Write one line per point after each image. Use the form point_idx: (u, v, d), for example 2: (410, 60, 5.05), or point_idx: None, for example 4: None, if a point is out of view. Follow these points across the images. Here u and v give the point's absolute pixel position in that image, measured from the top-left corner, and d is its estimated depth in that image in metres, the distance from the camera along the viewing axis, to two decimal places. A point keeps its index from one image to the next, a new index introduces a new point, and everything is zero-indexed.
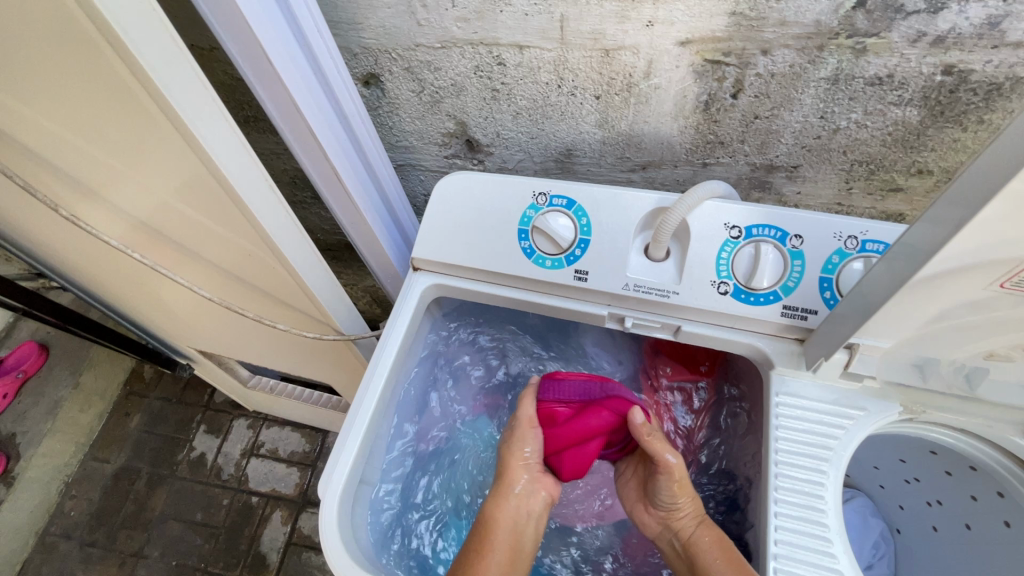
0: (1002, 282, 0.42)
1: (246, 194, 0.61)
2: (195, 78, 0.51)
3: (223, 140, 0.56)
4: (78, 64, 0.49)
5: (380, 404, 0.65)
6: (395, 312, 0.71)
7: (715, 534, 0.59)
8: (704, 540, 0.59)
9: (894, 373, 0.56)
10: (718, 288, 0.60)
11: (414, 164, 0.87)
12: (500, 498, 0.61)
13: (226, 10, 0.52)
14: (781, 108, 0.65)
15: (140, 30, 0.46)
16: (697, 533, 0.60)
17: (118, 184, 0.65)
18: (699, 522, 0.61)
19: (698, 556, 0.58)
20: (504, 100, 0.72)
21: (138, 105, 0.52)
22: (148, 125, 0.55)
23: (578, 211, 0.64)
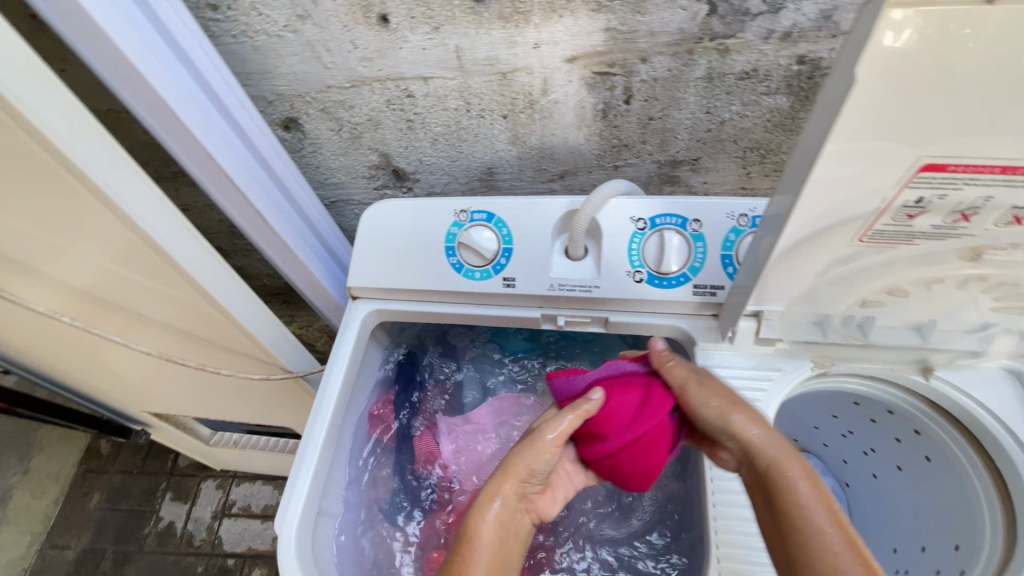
0: (860, 237, 0.49)
1: (169, 242, 0.61)
2: (101, 135, 0.53)
3: (138, 192, 0.57)
4: None
5: (330, 432, 0.67)
6: (339, 340, 0.73)
7: (801, 466, 0.50)
8: (794, 477, 0.49)
9: (798, 332, 0.61)
10: (634, 276, 0.65)
11: (346, 199, 0.90)
12: (482, 512, 0.57)
13: (128, 71, 0.54)
14: (671, 108, 0.71)
15: (35, 95, 0.47)
16: (778, 465, 0.50)
17: (34, 252, 0.65)
18: (782, 453, 0.51)
19: (785, 492, 0.49)
20: (419, 129, 0.76)
21: (45, 169, 0.53)
22: (58, 187, 0.55)
23: (498, 223, 0.68)
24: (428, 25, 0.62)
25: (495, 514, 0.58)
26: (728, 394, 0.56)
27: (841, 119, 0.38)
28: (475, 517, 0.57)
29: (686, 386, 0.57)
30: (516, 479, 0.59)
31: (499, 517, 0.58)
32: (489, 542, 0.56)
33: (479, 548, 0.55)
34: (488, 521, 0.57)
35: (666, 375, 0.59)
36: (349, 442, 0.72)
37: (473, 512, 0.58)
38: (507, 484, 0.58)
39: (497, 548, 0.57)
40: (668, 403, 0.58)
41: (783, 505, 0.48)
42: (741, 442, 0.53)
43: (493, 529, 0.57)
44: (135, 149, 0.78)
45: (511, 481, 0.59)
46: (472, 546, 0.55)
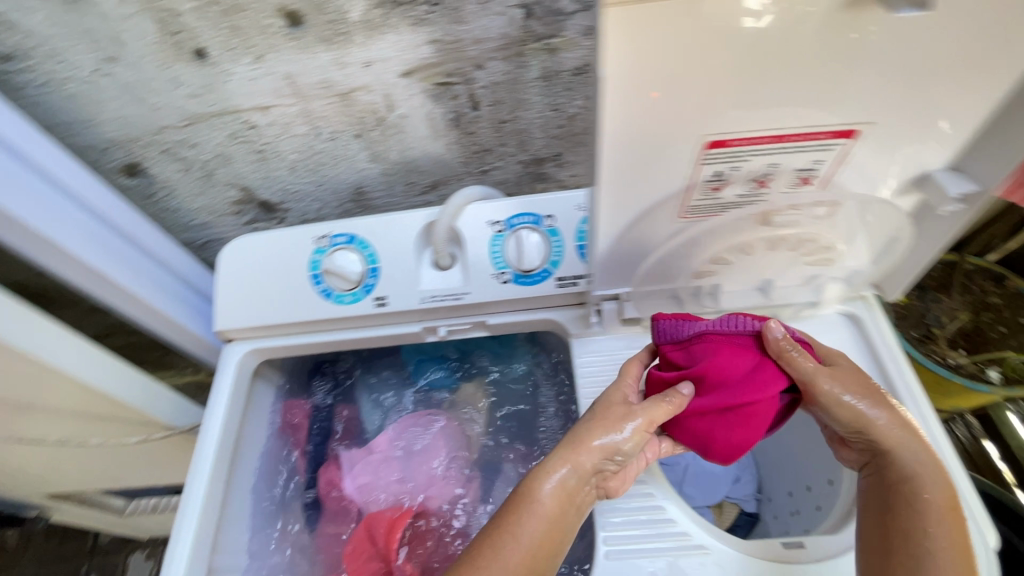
0: (682, 214, 0.52)
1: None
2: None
3: None
4: None
5: (212, 485, 0.64)
6: (215, 386, 0.70)
7: (942, 490, 0.49)
8: (931, 498, 0.49)
9: (660, 309, 0.64)
10: (500, 278, 0.66)
11: (218, 239, 0.87)
12: (551, 468, 0.53)
13: None
14: (519, 109, 0.73)
15: None
16: (916, 483, 0.49)
17: None
18: (921, 472, 0.50)
19: (914, 517, 0.48)
20: (273, 158, 0.74)
21: None
22: None
23: (360, 243, 0.68)
24: (250, 54, 0.60)
25: (557, 483, 0.52)
26: (878, 396, 0.53)
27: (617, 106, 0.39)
28: (537, 478, 0.52)
29: (814, 378, 0.52)
30: (590, 448, 0.53)
31: (568, 484, 0.52)
32: (550, 509, 0.52)
33: (536, 514, 0.51)
34: (549, 487, 0.52)
35: (789, 366, 0.53)
36: (238, 491, 0.70)
37: (531, 475, 0.53)
38: (582, 453, 0.53)
39: (557, 518, 0.52)
40: (778, 382, 0.53)
41: (908, 528, 0.48)
42: (882, 447, 0.52)
43: (557, 493, 0.52)
44: None
45: (589, 453, 0.52)
46: (525, 510, 0.51)
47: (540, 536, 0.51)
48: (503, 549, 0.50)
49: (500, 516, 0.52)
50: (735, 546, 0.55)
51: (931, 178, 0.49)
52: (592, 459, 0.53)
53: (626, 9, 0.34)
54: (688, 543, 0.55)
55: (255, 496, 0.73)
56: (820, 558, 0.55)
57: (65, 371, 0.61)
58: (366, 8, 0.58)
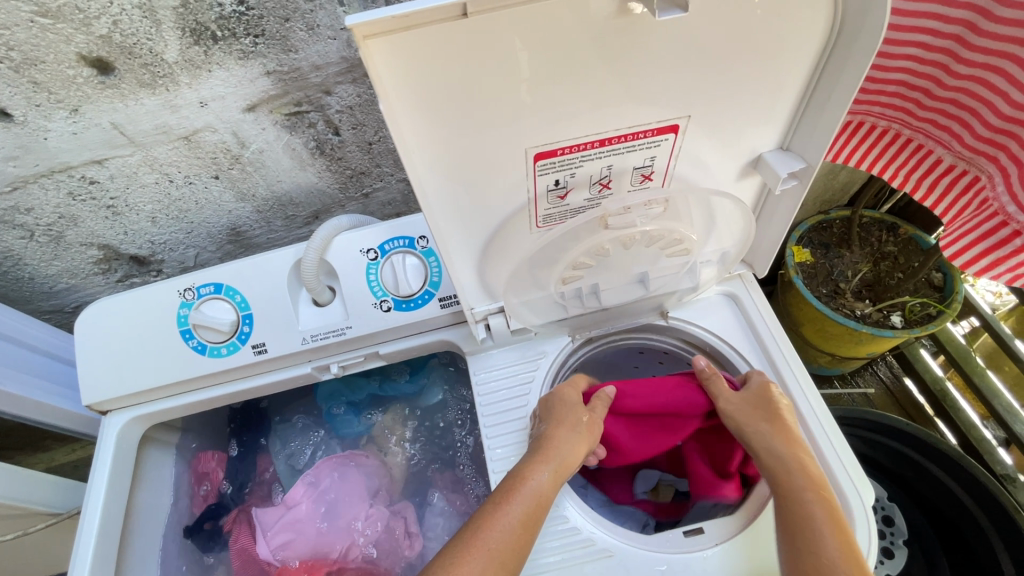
0: (536, 223, 0.51)
1: None
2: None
3: None
4: None
5: (98, 573, 0.60)
6: (94, 465, 0.65)
7: (814, 481, 0.52)
8: (803, 484, 0.52)
9: (547, 315, 0.64)
10: (382, 306, 0.64)
11: (90, 301, 0.81)
12: (541, 458, 0.56)
13: None
14: (384, 129, 0.71)
15: None
16: (788, 473, 0.53)
17: None
18: (787, 465, 0.53)
19: (797, 509, 0.50)
20: (128, 211, 0.69)
21: None
22: None
23: (229, 290, 0.64)
24: (63, 108, 0.56)
25: (540, 482, 0.54)
26: (765, 404, 0.57)
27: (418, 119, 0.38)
28: (534, 464, 0.55)
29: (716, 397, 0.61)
30: (568, 457, 0.57)
31: (558, 471, 0.56)
32: (537, 496, 0.54)
33: (523, 497, 0.53)
34: (543, 472, 0.55)
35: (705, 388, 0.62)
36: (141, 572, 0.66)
37: (523, 462, 0.56)
38: (564, 440, 0.58)
39: (546, 502, 0.54)
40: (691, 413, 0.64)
41: (791, 513, 0.51)
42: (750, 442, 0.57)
43: (550, 479, 0.55)
44: None
45: (548, 468, 0.55)
46: (516, 495, 0.53)
47: (531, 518, 0.52)
48: (501, 525, 0.51)
49: (490, 501, 0.53)
50: (637, 542, 0.56)
51: (764, 161, 0.51)
52: (569, 454, 0.57)
53: (388, 37, 0.34)
54: (592, 548, 0.55)
55: (164, 573, 0.69)
56: (718, 540, 0.56)
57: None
58: (182, 47, 0.54)
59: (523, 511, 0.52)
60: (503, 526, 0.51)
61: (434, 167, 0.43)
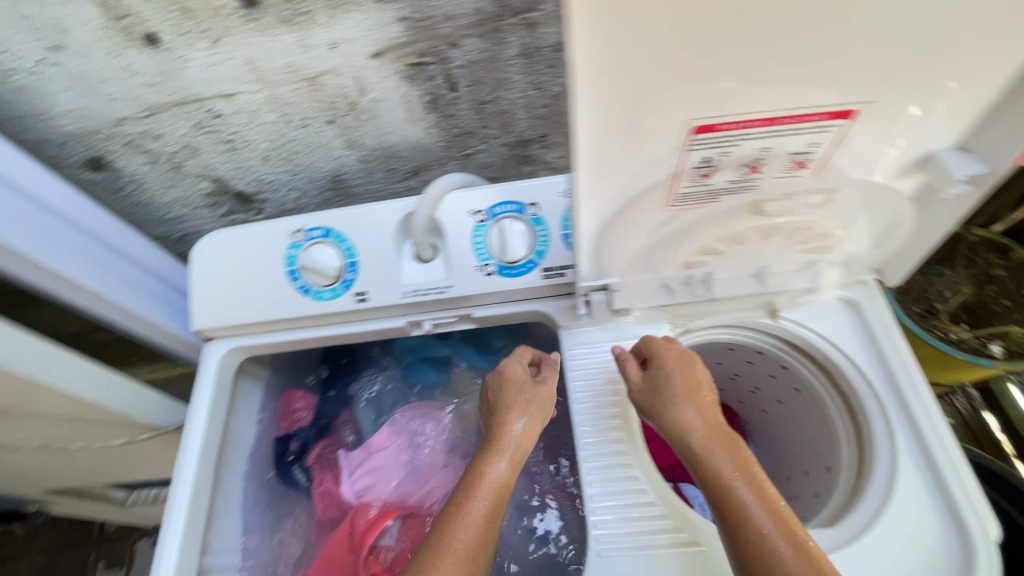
0: (670, 202, 0.49)
1: None
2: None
3: None
4: None
5: (197, 490, 0.63)
6: (196, 387, 0.68)
7: (738, 457, 0.52)
8: (725, 468, 0.51)
9: (650, 298, 0.62)
10: (483, 270, 0.63)
11: (194, 231, 0.84)
12: (495, 451, 0.56)
13: None
14: (499, 89, 0.69)
15: None
16: (712, 459, 0.52)
17: None
18: (706, 452, 0.53)
19: (722, 489, 0.50)
20: (244, 148, 0.71)
21: None
22: None
23: (337, 236, 0.65)
24: (205, 38, 0.57)
25: (501, 471, 0.54)
26: (683, 381, 0.57)
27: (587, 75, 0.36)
28: (491, 454, 0.56)
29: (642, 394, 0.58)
30: (521, 445, 0.57)
31: (513, 458, 0.56)
32: (498, 485, 0.54)
33: (485, 489, 0.53)
34: (500, 465, 0.55)
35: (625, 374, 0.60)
36: (233, 495, 0.70)
37: (477, 458, 0.56)
38: (515, 427, 0.58)
39: (507, 489, 0.55)
40: None
41: (719, 494, 0.50)
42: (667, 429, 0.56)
43: (507, 469, 0.55)
44: None
45: (502, 458, 0.55)
46: (478, 489, 0.53)
47: (493, 511, 0.53)
48: (465, 519, 0.51)
49: (453, 496, 0.53)
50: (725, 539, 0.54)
51: (934, 159, 0.46)
52: (523, 438, 0.58)
53: None
54: (679, 539, 0.54)
55: (249, 498, 0.72)
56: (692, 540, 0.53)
57: (39, 379, 0.59)
58: None
59: (478, 504, 0.52)
60: (468, 520, 0.51)
61: (590, 131, 0.41)
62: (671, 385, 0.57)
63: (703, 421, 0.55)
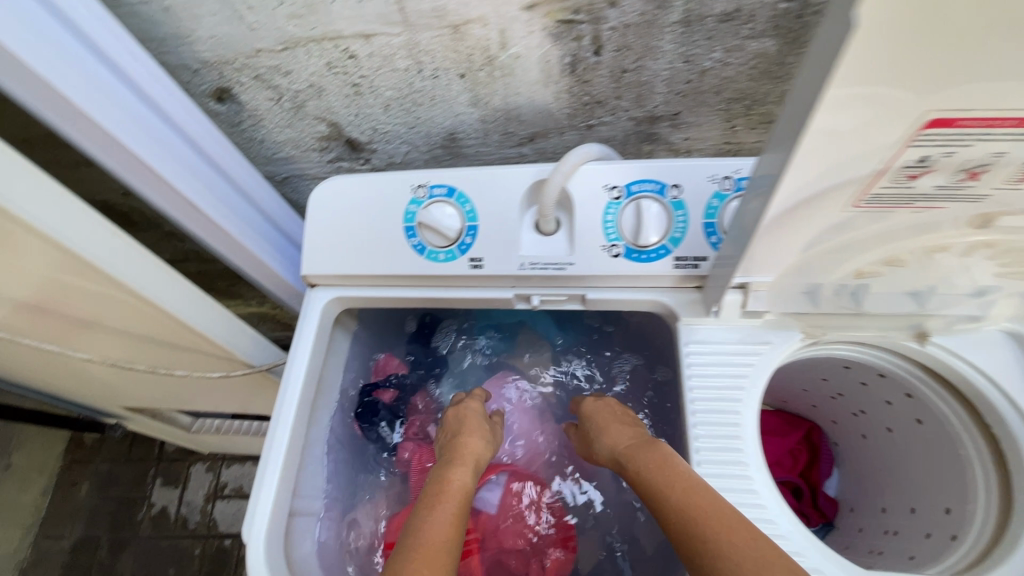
0: (856, 201, 0.43)
1: (96, 254, 0.57)
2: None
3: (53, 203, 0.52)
4: None
5: (294, 438, 0.63)
6: (298, 332, 0.67)
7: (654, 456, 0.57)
8: (666, 480, 0.53)
9: (788, 303, 0.57)
10: (610, 251, 0.60)
11: (299, 174, 0.83)
12: (457, 462, 0.60)
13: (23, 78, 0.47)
14: (645, 58, 0.64)
15: None
16: (648, 476, 0.55)
17: None
18: (643, 469, 0.56)
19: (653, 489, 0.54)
20: (368, 94, 0.68)
21: None
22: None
23: (460, 197, 0.62)
24: None
25: (460, 476, 0.58)
26: (603, 421, 0.66)
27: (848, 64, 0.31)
28: (453, 463, 0.60)
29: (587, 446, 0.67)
30: (473, 456, 0.62)
31: (471, 465, 0.61)
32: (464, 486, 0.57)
33: (449, 490, 0.56)
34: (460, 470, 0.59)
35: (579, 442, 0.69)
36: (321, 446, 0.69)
37: (438, 468, 0.60)
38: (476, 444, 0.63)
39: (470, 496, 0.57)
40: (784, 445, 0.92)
41: (662, 503, 0.52)
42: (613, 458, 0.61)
43: (468, 475, 0.59)
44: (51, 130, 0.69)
45: (466, 463, 0.61)
46: (446, 494, 0.55)
47: (461, 512, 0.55)
48: (431, 517, 0.53)
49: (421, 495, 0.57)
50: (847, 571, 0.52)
51: None
52: (481, 457, 0.63)
53: None
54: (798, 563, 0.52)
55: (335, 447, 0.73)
56: None
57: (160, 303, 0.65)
58: None
59: (448, 504, 0.54)
60: (435, 521, 0.52)
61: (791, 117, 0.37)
62: (598, 423, 0.66)
63: (629, 440, 0.61)
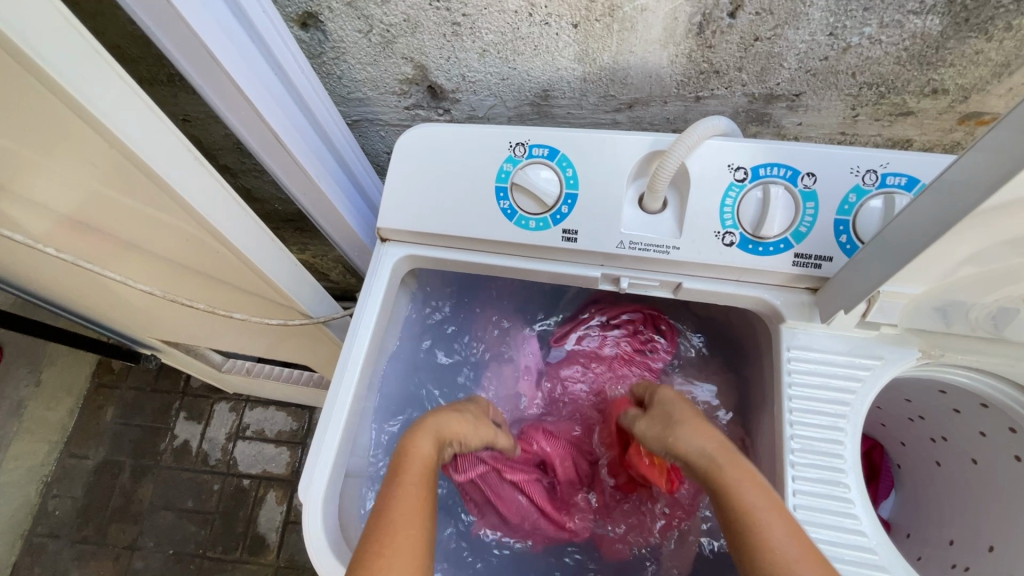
0: None
1: (176, 182, 0.53)
2: (57, 12, 0.40)
3: (143, 123, 0.49)
4: (21, 91, 0.44)
5: (356, 399, 0.59)
6: (366, 289, 0.62)
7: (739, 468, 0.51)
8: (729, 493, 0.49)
9: (916, 320, 0.51)
10: (723, 239, 0.54)
11: (372, 118, 0.77)
12: (419, 430, 0.55)
13: None
14: (785, 26, 0.56)
15: (27, 19, 0.39)
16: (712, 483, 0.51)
17: (37, 177, 0.55)
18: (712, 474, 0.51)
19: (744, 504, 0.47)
20: (467, 36, 0.62)
21: (55, 112, 0.46)
22: (70, 129, 0.48)
23: (562, 161, 0.57)
24: None
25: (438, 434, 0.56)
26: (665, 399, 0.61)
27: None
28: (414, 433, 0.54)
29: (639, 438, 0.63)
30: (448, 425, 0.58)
31: (433, 431, 0.55)
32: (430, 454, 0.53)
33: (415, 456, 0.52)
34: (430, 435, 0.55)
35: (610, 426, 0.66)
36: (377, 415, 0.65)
37: (406, 436, 0.55)
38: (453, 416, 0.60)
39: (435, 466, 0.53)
40: None
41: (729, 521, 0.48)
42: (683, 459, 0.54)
43: (430, 445, 0.54)
44: (121, 41, 0.64)
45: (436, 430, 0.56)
46: (409, 466, 0.51)
47: (424, 483, 0.50)
48: (398, 492, 0.48)
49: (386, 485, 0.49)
50: None
51: None
52: (453, 427, 0.58)
53: None
54: None
55: (390, 412, 0.68)
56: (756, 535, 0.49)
57: (232, 241, 0.62)
58: None
59: (409, 473, 0.50)
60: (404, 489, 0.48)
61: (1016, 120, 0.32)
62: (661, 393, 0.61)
63: (704, 437, 0.54)
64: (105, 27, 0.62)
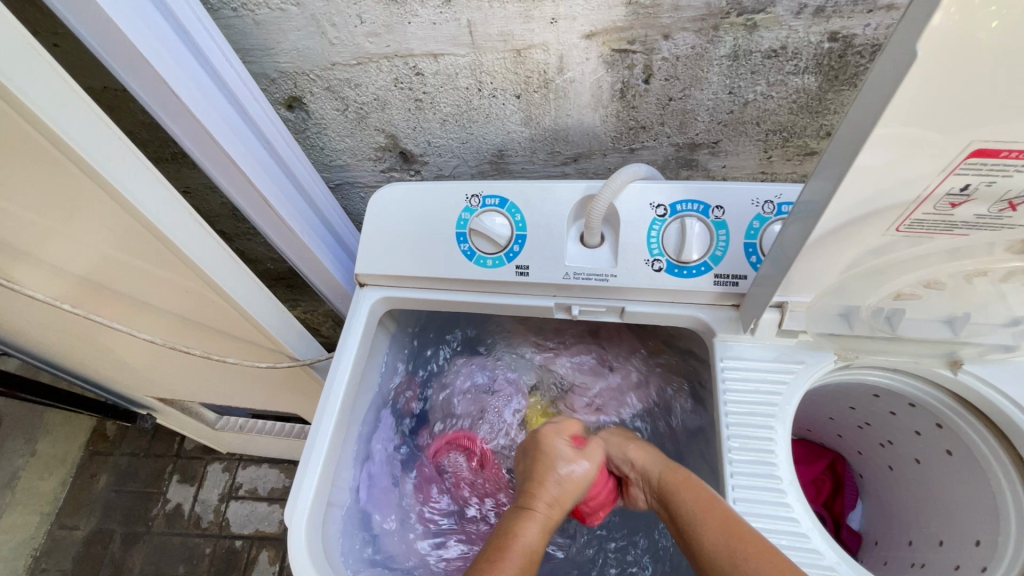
0: (897, 226, 0.44)
1: (181, 240, 0.62)
2: (87, 106, 0.51)
3: (154, 192, 0.58)
4: (53, 170, 0.54)
5: (337, 428, 0.65)
6: (347, 327, 0.70)
7: (681, 474, 0.58)
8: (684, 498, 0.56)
9: (823, 324, 0.59)
10: (653, 265, 0.63)
11: (351, 182, 0.87)
12: (527, 516, 0.55)
13: (147, 79, 0.55)
14: (692, 88, 0.68)
15: (62, 114, 0.49)
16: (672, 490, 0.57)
17: (56, 244, 0.63)
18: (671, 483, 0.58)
19: (685, 517, 0.54)
20: (428, 109, 0.73)
21: (80, 187, 0.55)
22: (92, 200, 0.57)
23: (511, 208, 0.66)
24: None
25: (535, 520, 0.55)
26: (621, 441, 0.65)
27: (909, 84, 0.32)
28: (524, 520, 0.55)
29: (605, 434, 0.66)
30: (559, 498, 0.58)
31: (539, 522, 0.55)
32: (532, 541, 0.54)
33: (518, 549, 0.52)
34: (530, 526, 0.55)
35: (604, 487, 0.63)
36: (358, 447, 0.70)
37: (511, 518, 0.56)
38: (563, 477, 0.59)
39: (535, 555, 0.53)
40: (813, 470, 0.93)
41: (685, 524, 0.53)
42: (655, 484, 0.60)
43: (537, 533, 0.54)
44: (133, 127, 0.75)
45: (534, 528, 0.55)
46: (511, 548, 0.52)
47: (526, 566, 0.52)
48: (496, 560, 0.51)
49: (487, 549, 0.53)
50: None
51: None
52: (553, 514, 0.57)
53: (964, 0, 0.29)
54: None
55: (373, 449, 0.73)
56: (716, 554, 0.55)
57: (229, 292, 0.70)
58: None
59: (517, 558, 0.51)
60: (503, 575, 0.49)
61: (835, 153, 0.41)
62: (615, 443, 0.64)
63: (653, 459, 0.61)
64: (120, 117, 0.73)
